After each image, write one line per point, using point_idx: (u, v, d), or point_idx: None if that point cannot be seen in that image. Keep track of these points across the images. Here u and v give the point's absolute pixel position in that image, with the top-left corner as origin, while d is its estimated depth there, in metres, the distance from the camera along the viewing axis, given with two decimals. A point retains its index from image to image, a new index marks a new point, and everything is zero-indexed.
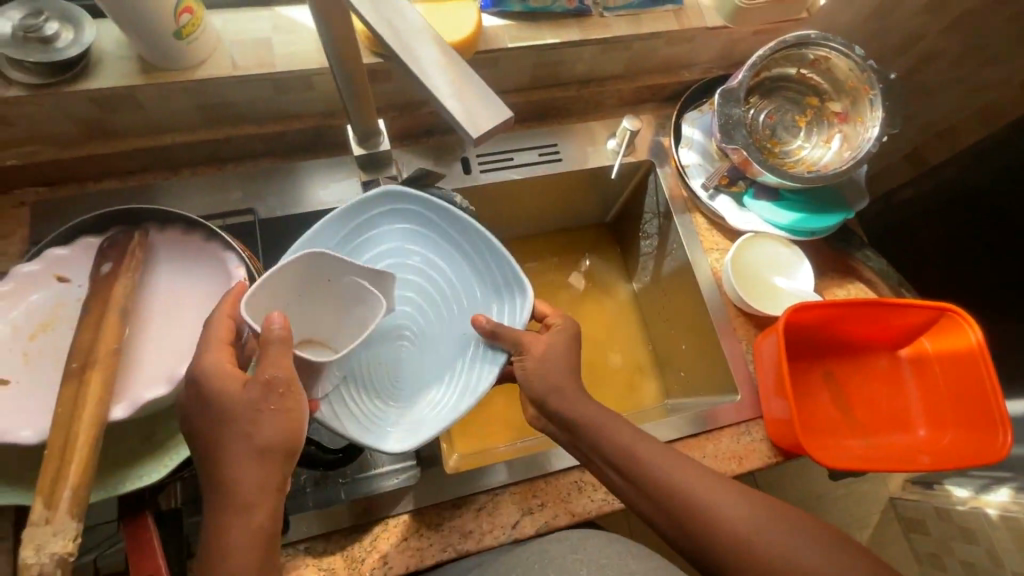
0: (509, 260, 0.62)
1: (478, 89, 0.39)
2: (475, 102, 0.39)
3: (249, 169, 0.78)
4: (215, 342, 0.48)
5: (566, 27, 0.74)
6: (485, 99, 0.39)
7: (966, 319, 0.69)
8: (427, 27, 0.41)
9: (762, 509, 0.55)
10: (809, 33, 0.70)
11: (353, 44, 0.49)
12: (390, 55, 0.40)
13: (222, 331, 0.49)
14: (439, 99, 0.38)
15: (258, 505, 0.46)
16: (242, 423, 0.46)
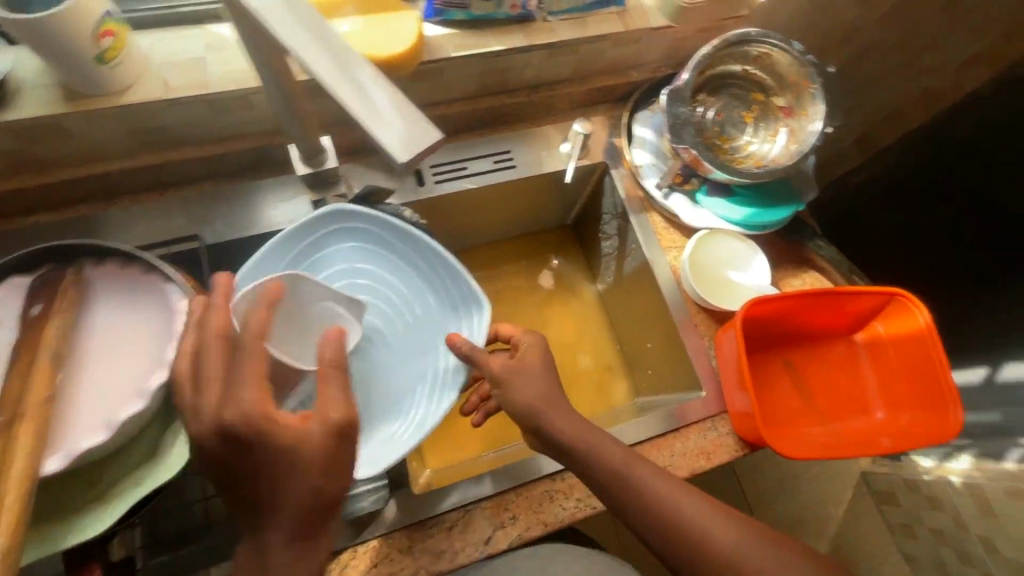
0: (464, 276, 0.61)
1: (416, 118, 0.34)
2: (406, 127, 0.34)
3: (193, 193, 0.75)
4: (220, 374, 0.42)
5: (511, 34, 0.73)
6: (424, 128, 0.34)
7: (914, 302, 0.71)
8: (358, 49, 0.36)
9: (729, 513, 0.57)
10: (749, 31, 0.71)
11: (283, 64, 0.48)
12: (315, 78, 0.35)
13: (223, 358, 0.43)
14: (370, 128, 0.33)
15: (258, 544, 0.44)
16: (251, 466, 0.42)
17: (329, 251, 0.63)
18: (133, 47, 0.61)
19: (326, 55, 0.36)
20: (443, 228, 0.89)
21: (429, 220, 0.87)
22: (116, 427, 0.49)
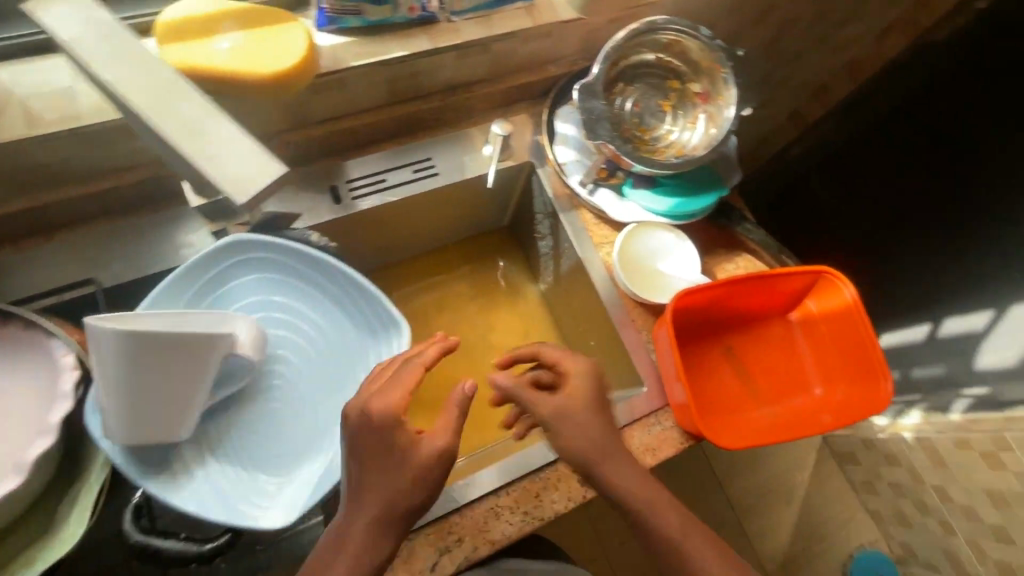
0: (381, 299, 0.58)
1: (237, 151, 0.43)
2: (238, 167, 0.42)
3: (85, 234, 0.69)
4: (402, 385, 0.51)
5: (414, 37, 0.69)
6: (245, 159, 0.43)
7: (840, 278, 0.72)
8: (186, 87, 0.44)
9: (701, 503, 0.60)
10: (655, 19, 0.70)
11: (138, 95, 0.43)
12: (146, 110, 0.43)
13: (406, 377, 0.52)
14: (194, 162, 0.42)
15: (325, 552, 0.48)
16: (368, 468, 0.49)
17: (226, 285, 0.57)
18: None
19: (156, 98, 0.44)
20: (371, 243, 0.86)
21: (353, 238, 0.83)
22: None
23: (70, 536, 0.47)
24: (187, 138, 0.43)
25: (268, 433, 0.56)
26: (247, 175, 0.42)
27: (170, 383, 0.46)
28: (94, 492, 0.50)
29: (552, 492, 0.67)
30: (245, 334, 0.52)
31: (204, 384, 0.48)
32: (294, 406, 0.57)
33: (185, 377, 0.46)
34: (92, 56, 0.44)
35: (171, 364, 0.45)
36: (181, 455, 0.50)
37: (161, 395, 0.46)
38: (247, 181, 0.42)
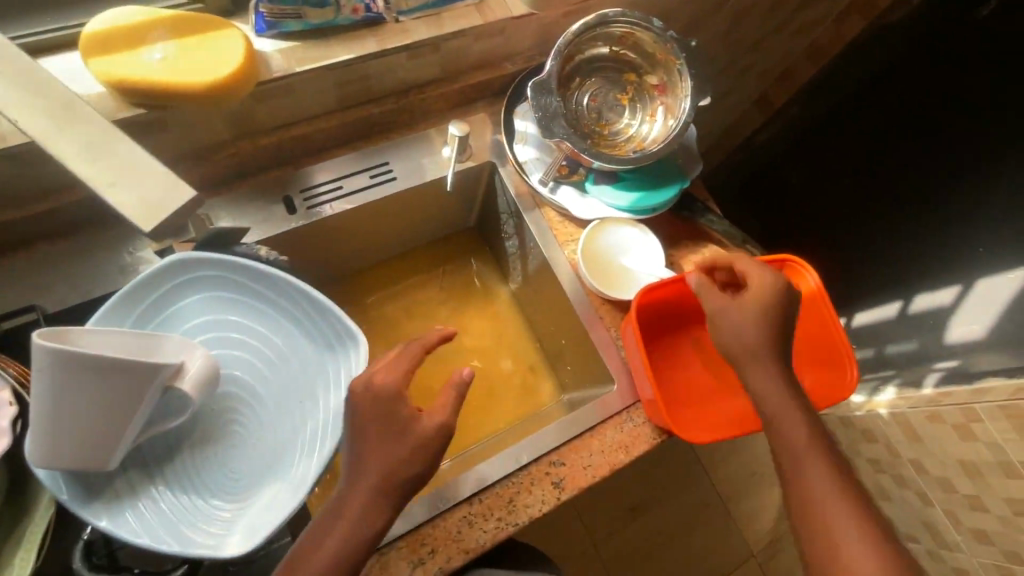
0: (334, 312, 0.56)
1: (151, 176, 0.41)
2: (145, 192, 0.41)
3: (25, 259, 0.66)
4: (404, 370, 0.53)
5: (360, 40, 0.67)
6: (159, 183, 0.41)
7: (804, 266, 0.72)
8: (89, 110, 0.42)
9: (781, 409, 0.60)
10: (606, 12, 0.69)
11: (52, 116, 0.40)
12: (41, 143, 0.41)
13: (409, 362, 0.54)
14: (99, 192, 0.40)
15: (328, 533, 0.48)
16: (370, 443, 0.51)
17: (171, 309, 0.55)
18: None
19: (53, 124, 0.41)
20: (332, 252, 0.84)
21: (314, 249, 0.81)
22: None
23: None
24: (89, 163, 0.41)
25: (224, 458, 0.54)
26: (155, 200, 0.40)
27: (104, 408, 0.45)
28: (40, 532, 0.47)
29: (525, 496, 0.67)
30: (197, 368, 0.49)
31: (137, 415, 0.47)
32: (251, 428, 0.55)
33: (122, 403, 0.45)
34: None
35: (107, 388, 0.44)
36: (127, 483, 0.49)
37: (94, 419, 0.45)
38: (156, 206, 0.40)
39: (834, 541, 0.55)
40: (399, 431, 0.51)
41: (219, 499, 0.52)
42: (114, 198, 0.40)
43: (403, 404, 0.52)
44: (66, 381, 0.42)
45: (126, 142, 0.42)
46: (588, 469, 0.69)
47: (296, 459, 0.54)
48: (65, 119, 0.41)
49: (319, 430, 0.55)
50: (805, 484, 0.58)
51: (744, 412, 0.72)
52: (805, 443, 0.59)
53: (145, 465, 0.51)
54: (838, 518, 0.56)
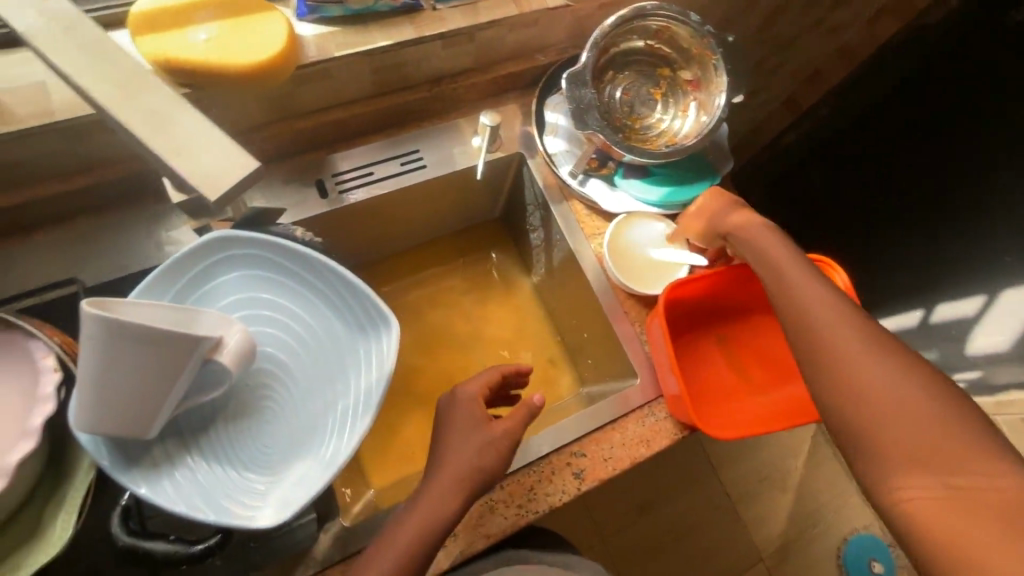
0: (367, 293, 0.57)
1: (216, 146, 0.42)
2: (210, 161, 0.41)
3: (67, 232, 0.68)
4: (480, 383, 0.63)
5: (398, 26, 0.68)
6: (224, 154, 0.42)
7: (833, 266, 0.72)
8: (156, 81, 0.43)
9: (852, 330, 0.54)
10: (644, 5, 0.69)
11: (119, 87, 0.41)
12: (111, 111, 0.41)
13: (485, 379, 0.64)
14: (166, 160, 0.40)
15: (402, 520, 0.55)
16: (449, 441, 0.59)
17: (209, 286, 0.56)
18: None
19: (123, 93, 0.42)
20: (359, 239, 0.85)
21: (344, 234, 0.82)
22: None
23: (58, 539, 0.47)
24: (155, 134, 0.41)
25: (258, 433, 0.55)
26: (221, 169, 0.41)
27: (148, 377, 0.46)
28: (81, 496, 0.49)
29: (545, 485, 0.67)
30: (235, 341, 0.50)
31: (178, 386, 0.48)
32: (284, 404, 0.56)
33: (164, 372, 0.46)
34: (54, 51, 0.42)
35: (149, 357, 0.45)
36: (165, 452, 0.51)
37: (137, 387, 0.46)
38: (220, 177, 0.41)
39: (899, 410, 0.49)
40: (473, 429, 0.59)
41: (252, 472, 0.53)
42: (181, 167, 0.41)
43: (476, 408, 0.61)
44: (112, 348, 0.44)
45: (187, 113, 0.42)
46: (608, 461, 0.69)
47: (327, 437, 0.55)
48: (131, 90, 0.42)
49: (349, 409, 0.55)
50: (855, 371, 0.52)
51: (768, 410, 0.71)
52: (845, 332, 0.54)
53: (181, 436, 0.52)
54: (898, 388, 0.49)
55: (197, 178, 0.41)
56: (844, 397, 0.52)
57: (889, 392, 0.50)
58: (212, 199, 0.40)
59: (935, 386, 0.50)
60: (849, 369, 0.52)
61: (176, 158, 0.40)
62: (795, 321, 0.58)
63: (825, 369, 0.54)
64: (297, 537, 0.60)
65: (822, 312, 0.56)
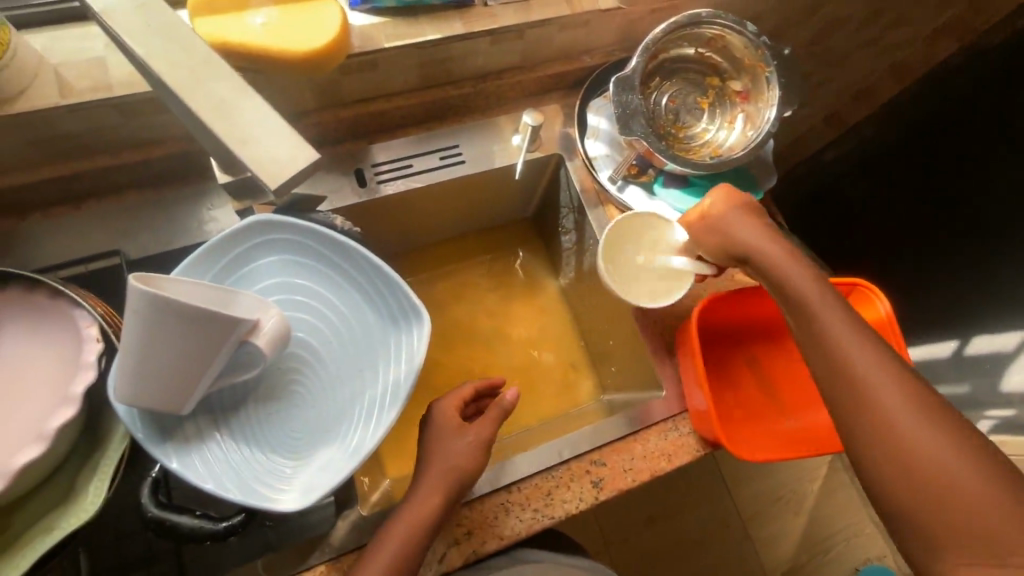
0: (402, 286, 0.57)
1: (279, 133, 0.43)
2: (271, 150, 0.43)
3: (115, 205, 0.70)
4: (454, 395, 0.65)
5: (448, 20, 0.67)
6: (287, 142, 0.43)
7: (874, 291, 0.69)
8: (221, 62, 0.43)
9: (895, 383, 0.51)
10: (699, 12, 0.67)
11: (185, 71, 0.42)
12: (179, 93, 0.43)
13: (461, 391, 0.65)
14: (231, 147, 0.42)
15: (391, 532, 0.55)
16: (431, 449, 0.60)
17: (246, 269, 0.57)
18: (21, 45, 0.55)
19: (192, 73, 0.43)
20: (392, 230, 0.85)
21: (378, 224, 0.82)
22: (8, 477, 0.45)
23: (90, 504, 0.48)
24: (218, 119, 0.42)
25: (286, 417, 0.55)
26: (280, 158, 0.42)
27: (186, 353, 0.47)
28: (114, 464, 0.50)
29: (563, 491, 0.67)
30: (271, 325, 0.51)
31: (213, 364, 0.49)
32: (312, 391, 0.57)
33: (203, 349, 0.47)
34: (125, 27, 0.43)
35: (191, 335, 0.46)
36: (197, 429, 0.52)
37: (176, 362, 0.47)
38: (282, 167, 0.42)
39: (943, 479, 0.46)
40: (450, 438, 0.60)
41: (278, 455, 0.54)
42: (245, 155, 0.42)
43: (451, 419, 0.62)
44: (157, 323, 0.44)
45: (248, 100, 0.43)
46: (628, 473, 0.69)
47: (353, 426, 0.55)
48: (199, 71, 0.43)
49: (376, 401, 0.56)
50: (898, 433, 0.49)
51: (795, 434, 0.70)
52: (888, 382, 0.51)
53: (212, 414, 0.53)
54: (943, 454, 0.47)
55: (258, 165, 0.42)
56: (881, 457, 0.49)
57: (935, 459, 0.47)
58: (271, 187, 0.42)
59: (982, 451, 0.47)
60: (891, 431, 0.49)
61: (241, 148, 0.42)
62: (826, 368, 0.54)
63: (863, 422, 0.51)
64: (312, 521, 0.62)
65: (861, 358, 0.52)
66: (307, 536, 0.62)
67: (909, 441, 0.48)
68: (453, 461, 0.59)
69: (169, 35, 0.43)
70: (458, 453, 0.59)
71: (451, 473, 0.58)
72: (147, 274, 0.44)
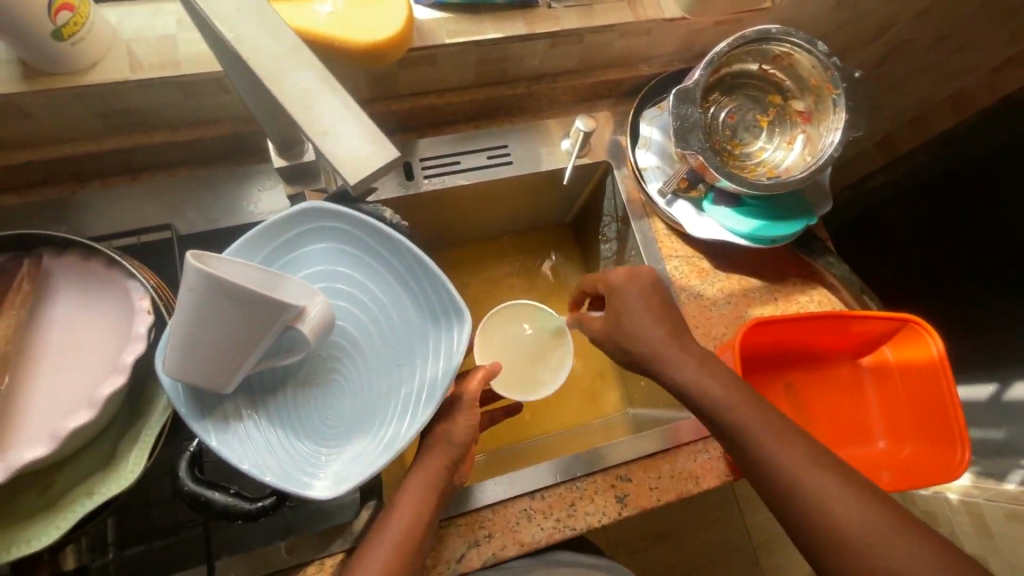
0: (446, 285, 0.57)
1: (366, 127, 0.38)
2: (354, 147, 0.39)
3: (169, 179, 0.71)
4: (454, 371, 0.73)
5: (509, 20, 0.67)
6: (372, 137, 0.38)
7: (927, 330, 0.67)
8: (309, 50, 0.39)
9: (811, 463, 0.54)
10: (770, 28, 0.65)
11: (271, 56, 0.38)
12: (262, 78, 0.38)
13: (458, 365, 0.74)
14: (313, 138, 0.37)
15: (404, 502, 0.56)
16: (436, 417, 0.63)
17: (291, 253, 0.57)
18: (98, 19, 0.57)
19: (277, 58, 0.39)
20: (431, 226, 0.85)
21: (421, 219, 0.82)
22: (58, 440, 0.46)
23: (130, 472, 0.49)
24: (301, 107, 0.38)
25: (322, 403, 0.56)
26: (363, 152, 0.37)
27: (234, 334, 0.47)
28: (154, 436, 0.51)
29: (586, 503, 0.66)
30: (316, 312, 0.51)
31: (259, 346, 0.49)
32: (349, 380, 0.57)
33: (249, 332, 0.47)
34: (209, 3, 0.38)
35: (238, 318, 0.46)
36: (235, 408, 0.52)
37: (222, 342, 0.47)
38: (364, 162, 0.37)
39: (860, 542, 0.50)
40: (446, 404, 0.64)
41: (314, 441, 0.54)
42: (325, 147, 0.37)
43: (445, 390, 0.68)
44: (209, 304, 0.45)
45: (334, 94, 0.39)
46: (653, 491, 0.68)
47: (388, 419, 0.55)
48: (285, 56, 0.39)
49: (412, 397, 0.56)
50: (821, 504, 0.52)
51: None
52: (800, 460, 0.54)
53: (251, 395, 0.53)
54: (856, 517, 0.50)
55: (340, 158, 0.37)
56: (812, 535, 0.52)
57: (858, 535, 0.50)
58: (350, 183, 0.37)
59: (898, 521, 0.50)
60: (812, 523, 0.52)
61: (323, 140, 0.37)
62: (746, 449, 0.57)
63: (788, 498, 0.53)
64: (330, 508, 0.62)
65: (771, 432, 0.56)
66: (326, 526, 0.62)
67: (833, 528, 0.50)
68: (450, 438, 0.61)
69: (255, 14, 0.39)
70: (452, 436, 0.61)
71: (449, 469, 0.59)
72: (200, 254, 0.44)
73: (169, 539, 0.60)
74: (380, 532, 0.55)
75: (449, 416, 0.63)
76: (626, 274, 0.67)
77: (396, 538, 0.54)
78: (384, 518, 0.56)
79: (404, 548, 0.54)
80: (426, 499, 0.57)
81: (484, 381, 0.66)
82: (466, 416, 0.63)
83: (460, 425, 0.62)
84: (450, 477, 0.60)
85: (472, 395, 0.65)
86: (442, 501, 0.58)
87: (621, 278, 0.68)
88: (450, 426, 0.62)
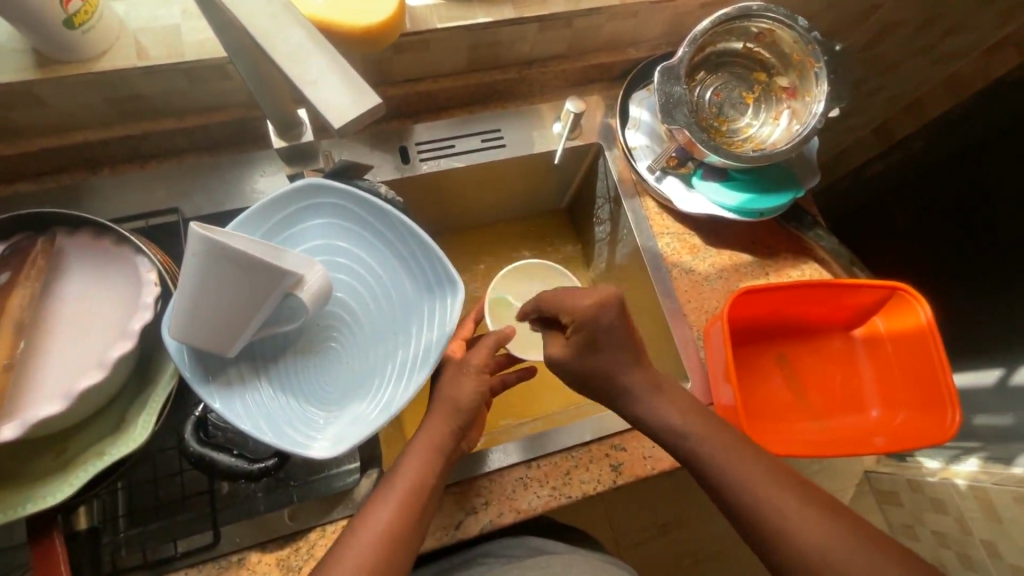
0: (441, 257, 0.59)
1: (350, 78, 0.40)
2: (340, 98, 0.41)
3: (176, 165, 0.74)
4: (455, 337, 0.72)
5: (498, 5, 0.69)
6: (356, 87, 0.40)
7: (916, 297, 0.68)
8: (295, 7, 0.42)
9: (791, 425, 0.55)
10: (750, 4, 0.68)
11: (261, 14, 0.41)
12: (254, 38, 0.41)
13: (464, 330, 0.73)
14: (301, 88, 0.40)
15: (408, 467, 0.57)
16: (446, 385, 0.63)
17: (292, 230, 0.59)
18: (107, 11, 0.60)
19: (267, 16, 0.41)
20: (428, 211, 0.87)
21: (417, 204, 0.85)
22: (70, 400, 0.48)
23: (137, 436, 0.51)
24: (291, 62, 0.41)
25: (322, 372, 0.59)
26: (346, 103, 0.39)
27: (236, 301, 0.49)
28: (161, 402, 0.53)
29: (581, 472, 0.68)
30: (314, 282, 0.53)
31: (261, 312, 0.51)
32: (348, 350, 0.60)
33: (248, 298, 0.49)
34: None
35: (240, 284, 0.48)
36: (238, 373, 0.55)
37: (224, 309, 0.49)
38: (347, 106, 0.39)
39: (798, 527, 0.53)
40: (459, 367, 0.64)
41: (314, 406, 0.57)
42: (313, 97, 0.40)
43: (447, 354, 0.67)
44: (211, 269, 0.47)
45: (319, 52, 0.41)
46: (648, 461, 0.69)
47: (387, 384, 0.57)
48: (275, 14, 0.41)
49: (409, 364, 0.58)
50: (767, 495, 0.54)
51: (821, 435, 0.70)
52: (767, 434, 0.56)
53: (254, 360, 0.56)
54: (786, 511, 0.53)
55: (327, 107, 0.39)
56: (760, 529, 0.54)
57: (796, 526, 0.53)
58: (337, 128, 0.39)
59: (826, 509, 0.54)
60: (757, 505, 0.54)
61: (311, 90, 0.40)
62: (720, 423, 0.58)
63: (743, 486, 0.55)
64: (333, 484, 0.64)
65: None
66: (326, 495, 0.64)
67: (783, 515, 0.53)
68: (459, 401, 0.61)
69: None
70: (460, 401, 0.61)
71: (456, 433, 0.60)
72: (201, 223, 0.45)
73: (176, 515, 0.62)
74: (382, 494, 0.56)
75: (457, 380, 0.63)
76: (597, 308, 0.58)
77: (402, 501, 0.55)
78: (387, 481, 0.57)
79: (406, 509, 0.55)
80: (429, 463, 0.58)
81: (494, 349, 0.66)
82: (474, 379, 0.63)
83: (469, 390, 0.62)
84: (456, 442, 0.61)
85: (482, 362, 0.64)
86: (446, 467, 0.59)
87: (589, 313, 0.59)
88: (457, 390, 0.62)
